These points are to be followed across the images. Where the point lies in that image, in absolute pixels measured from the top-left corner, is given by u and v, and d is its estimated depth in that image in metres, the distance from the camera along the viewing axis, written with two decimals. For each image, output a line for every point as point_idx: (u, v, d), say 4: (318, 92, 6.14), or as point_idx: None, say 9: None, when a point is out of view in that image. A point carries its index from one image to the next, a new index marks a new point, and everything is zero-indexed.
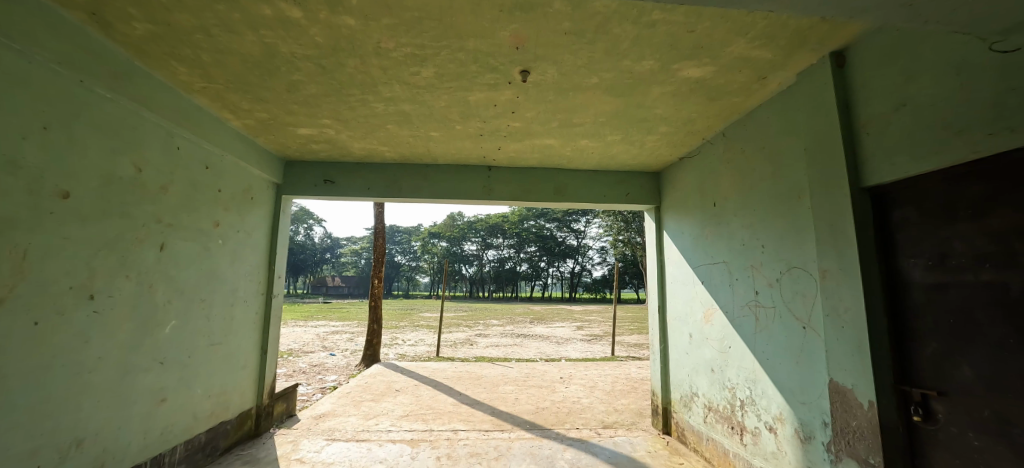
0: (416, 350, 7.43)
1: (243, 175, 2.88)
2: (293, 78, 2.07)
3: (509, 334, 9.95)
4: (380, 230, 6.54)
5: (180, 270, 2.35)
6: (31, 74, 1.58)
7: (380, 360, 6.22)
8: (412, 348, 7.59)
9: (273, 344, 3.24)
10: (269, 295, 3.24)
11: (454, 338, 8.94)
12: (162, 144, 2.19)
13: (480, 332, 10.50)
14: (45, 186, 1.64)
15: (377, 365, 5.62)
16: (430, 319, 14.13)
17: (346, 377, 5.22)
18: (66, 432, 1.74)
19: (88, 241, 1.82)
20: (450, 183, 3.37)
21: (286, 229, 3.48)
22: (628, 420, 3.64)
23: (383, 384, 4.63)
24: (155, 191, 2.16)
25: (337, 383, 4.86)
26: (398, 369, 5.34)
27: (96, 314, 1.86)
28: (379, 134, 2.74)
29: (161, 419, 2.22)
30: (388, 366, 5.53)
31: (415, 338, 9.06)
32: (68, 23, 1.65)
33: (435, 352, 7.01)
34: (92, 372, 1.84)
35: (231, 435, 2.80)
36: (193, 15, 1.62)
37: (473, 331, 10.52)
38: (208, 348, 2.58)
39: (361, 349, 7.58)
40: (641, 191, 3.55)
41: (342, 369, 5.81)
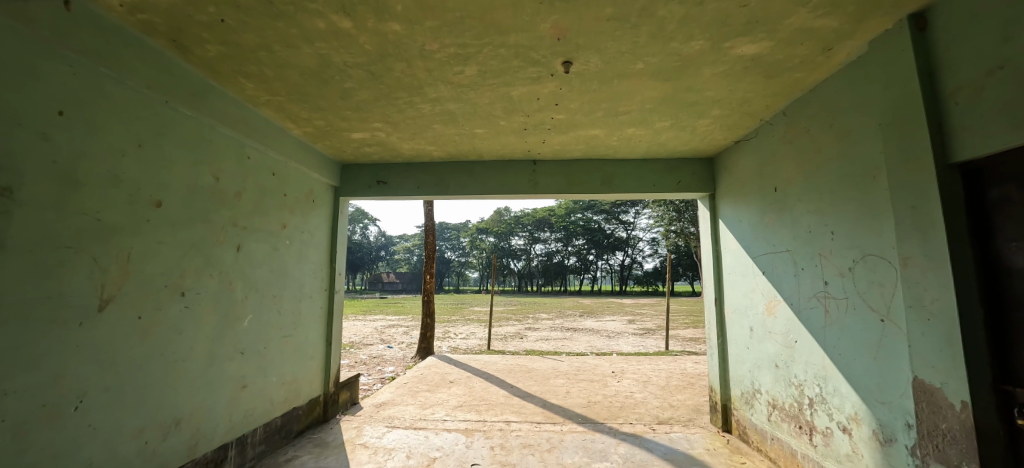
0: (467, 343, 7.63)
1: (305, 179, 3.09)
2: (345, 86, 2.18)
3: (559, 328, 9.93)
4: (430, 227, 6.76)
5: (254, 269, 2.57)
6: (128, 98, 1.79)
7: (434, 353, 6.45)
8: (463, 342, 7.81)
9: (336, 336, 3.46)
10: (331, 291, 3.46)
11: (504, 332, 9.08)
12: (235, 155, 2.41)
13: (529, 326, 10.59)
14: (141, 196, 1.86)
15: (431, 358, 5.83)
16: (479, 314, 14.42)
17: (403, 368, 5.47)
18: (167, 413, 1.97)
19: (178, 245, 2.04)
20: (497, 178, 3.42)
21: (345, 229, 3.69)
22: (684, 416, 3.52)
23: (437, 375, 4.81)
24: (232, 197, 2.38)
25: (395, 374, 5.11)
26: (451, 362, 5.52)
27: (186, 309, 2.08)
28: (426, 134, 2.83)
29: (244, 403, 2.46)
30: (441, 358, 5.74)
31: (466, 331, 9.32)
32: (155, 51, 1.86)
33: (486, 345, 7.16)
34: (186, 361, 2.08)
35: (303, 420, 3.04)
36: (256, 34, 1.75)
37: (522, 325, 10.63)
38: (280, 340, 2.81)
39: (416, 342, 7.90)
40: (693, 178, 3.40)
41: (399, 361, 6.10)
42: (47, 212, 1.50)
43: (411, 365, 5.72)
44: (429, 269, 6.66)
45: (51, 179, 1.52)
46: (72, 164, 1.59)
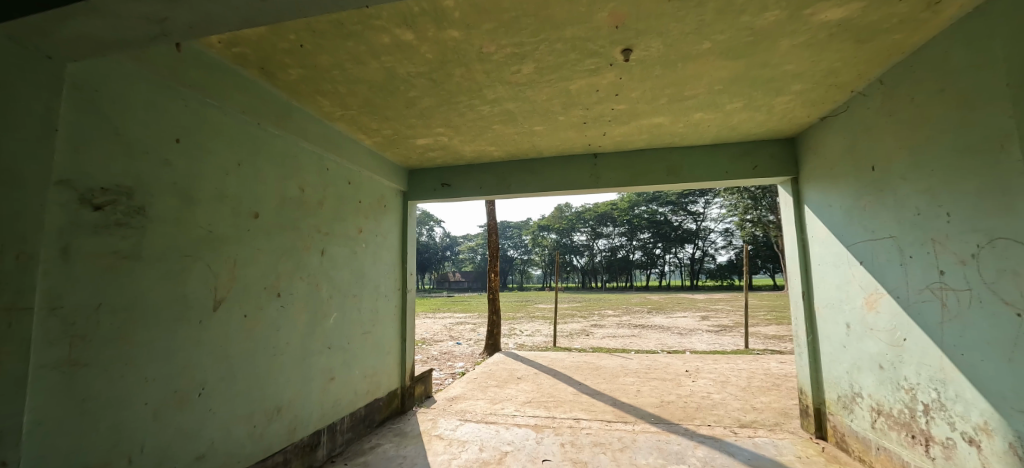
0: (533, 340, 7.69)
1: (377, 186, 3.30)
2: (409, 95, 2.29)
3: (626, 325, 9.66)
4: (493, 226, 6.89)
5: (337, 271, 2.80)
6: (228, 123, 2.03)
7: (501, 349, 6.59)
8: (529, 339, 7.88)
9: (410, 333, 3.66)
10: (404, 290, 3.67)
11: (569, 329, 9.02)
12: (316, 167, 2.63)
13: (595, 323, 10.41)
14: (242, 209, 2.10)
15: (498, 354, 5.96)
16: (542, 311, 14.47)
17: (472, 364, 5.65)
18: (270, 401, 2.21)
19: (273, 251, 2.28)
20: (558, 174, 3.40)
21: (414, 231, 3.88)
22: (770, 420, 3.26)
23: (505, 371, 4.90)
24: (315, 206, 2.61)
25: (465, 369, 5.29)
26: (518, 358, 5.60)
27: (282, 308, 2.32)
28: (486, 135, 2.89)
29: (333, 394, 2.69)
30: (509, 355, 5.85)
31: (531, 328, 9.40)
32: (248, 79, 2.09)
33: (551, 342, 7.16)
34: (283, 355, 2.31)
35: (383, 410, 3.26)
36: (329, 54, 1.90)
37: (588, 322, 10.48)
38: (361, 336, 3.03)
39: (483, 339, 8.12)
40: (771, 162, 3.12)
41: (468, 357, 6.31)
42: (169, 226, 1.75)
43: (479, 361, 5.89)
44: (493, 268, 6.80)
45: (171, 197, 1.76)
46: (187, 184, 1.83)
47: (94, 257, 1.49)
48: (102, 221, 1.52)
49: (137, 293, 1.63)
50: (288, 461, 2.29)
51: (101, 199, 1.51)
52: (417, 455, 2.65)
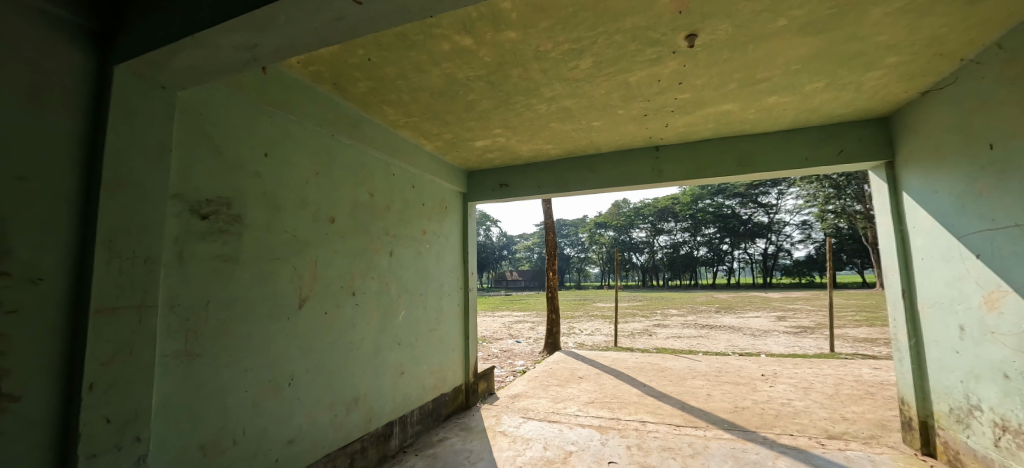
0: (593, 339, 7.57)
1: (439, 188, 3.42)
2: (468, 99, 2.35)
3: (691, 325, 9.19)
4: (550, 224, 6.87)
5: (404, 271, 2.94)
6: (307, 136, 2.21)
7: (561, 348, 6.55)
8: (589, 338, 7.77)
9: (473, 330, 3.76)
10: (466, 289, 3.77)
11: (630, 329, 8.77)
12: (384, 173, 2.78)
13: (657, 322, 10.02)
14: (320, 214, 2.27)
15: (558, 353, 5.95)
16: (600, 309, 14.20)
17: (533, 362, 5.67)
18: (349, 392, 2.38)
19: (348, 253, 2.44)
20: (617, 170, 3.31)
21: (474, 232, 3.98)
22: (864, 432, 2.93)
23: (566, 370, 4.88)
24: (384, 210, 2.76)
25: (525, 368, 5.33)
26: (578, 357, 5.55)
27: (356, 306, 2.48)
28: (543, 134, 2.88)
29: (403, 388, 2.84)
30: (569, 354, 5.81)
31: (591, 327, 9.27)
32: (323, 94, 2.26)
33: (612, 342, 7.01)
34: (359, 350, 2.48)
35: (449, 405, 3.38)
36: (394, 66, 2.00)
37: (650, 322, 10.11)
38: (427, 333, 3.16)
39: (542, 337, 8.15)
40: (861, 145, 2.81)
41: (528, 355, 6.36)
42: (260, 232, 1.94)
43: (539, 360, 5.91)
44: (551, 266, 6.78)
45: (262, 206, 1.95)
46: (274, 193, 2.02)
47: (202, 261, 1.69)
48: (208, 229, 1.72)
49: (236, 292, 1.82)
50: (365, 449, 2.45)
51: (206, 209, 1.72)
52: (483, 450, 2.72)
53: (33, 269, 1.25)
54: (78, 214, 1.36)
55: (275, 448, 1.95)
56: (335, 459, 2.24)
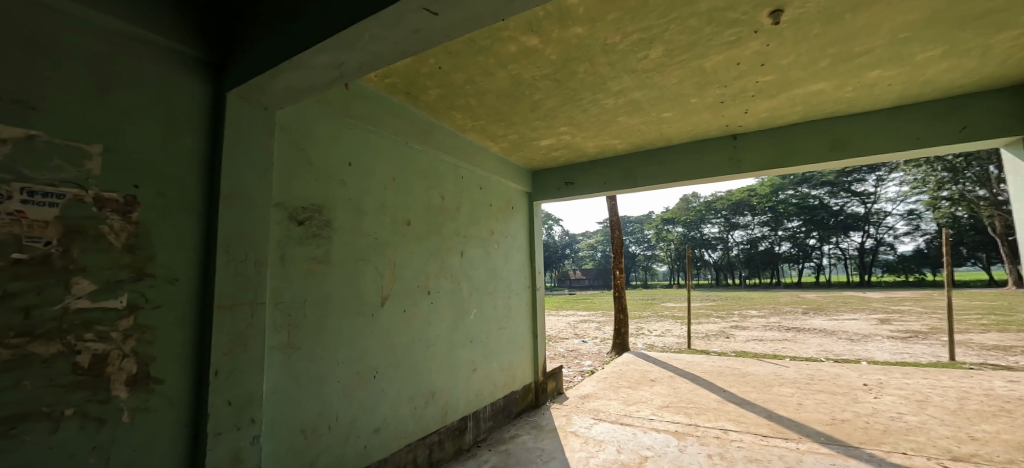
0: (664, 341, 7.26)
1: (505, 189, 3.48)
2: (534, 99, 2.36)
3: (775, 327, 8.45)
4: (615, 222, 6.70)
5: (474, 271, 3.02)
6: (385, 144, 2.35)
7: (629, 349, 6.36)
8: (659, 339, 7.46)
9: (541, 329, 3.77)
10: (534, 288, 3.79)
11: (704, 331, 8.27)
12: (454, 175, 2.88)
13: (734, 324, 9.35)
14: (398, 218, 2.41)
15: (626, 354, 5.79)
16: (669, 310, 13.55)
17: (601, 363, 5.57)
18: (426, 386, 2.50)
19: (423, 254, 2.56)
20: (691, 162, 3.14)
21: (540, 231, 3.99)
22: (1004, 456, 2.50)
23: (636, 372, 4.73)
24: (454, 212, 2.86)
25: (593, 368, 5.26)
26: (649, 359, 5.36)
27: (432, 304, 2.60)
28: (610, 129, 2.81)
29: (476, 384, 2.92)
30: (639, 355, 5.63)
31: (660, 328, 8.88)
32: (397, 104, 2.39)
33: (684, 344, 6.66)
34: (434, 346, 2.59)
35: (520, 402, 3.42)
36: (463, 71, 2.05)
37: (726, 323, 9.47)
38: (497, 331, 3.22)
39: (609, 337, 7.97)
40: (992, 119, 2.39)
41: (596, 355, 6.26)
42: (347, 235, 2.10)
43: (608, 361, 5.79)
44: (617, 265, 6.62)
45: (347, 211, 2.11)
46: (358, 199, 2.17)
47: (300, 262, 1.87)
48: (304, 234, 1.90)
49: (328, 291, 1.99)
50: (442, 441, 2.56)
51: (302, 216, 1.89)
52: (555, 449, 2.71)
53: (171, 271, 1.47)
54: (203, 224, 1.57)
55: (363, 436, 2.10)
56: (416, 449, 2.37)
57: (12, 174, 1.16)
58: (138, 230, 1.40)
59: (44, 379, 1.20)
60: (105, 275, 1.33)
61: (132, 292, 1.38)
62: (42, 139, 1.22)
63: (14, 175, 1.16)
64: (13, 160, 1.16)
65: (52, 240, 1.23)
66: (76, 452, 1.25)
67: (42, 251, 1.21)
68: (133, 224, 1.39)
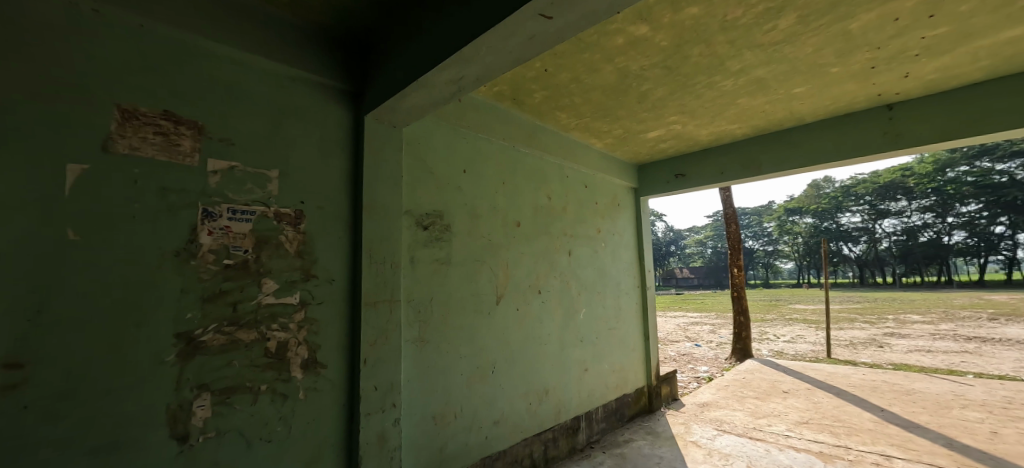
0: (795, 348, 6.41)
1: (610, 186, 3.41)
2: (642, 90, 2.26)
3: (951, 337, 6.86)
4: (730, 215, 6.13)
5: (582, 270, 3.01)
6: (494, 150, 2.46)
7: (752, 355, 5.77)
8: (790, 346, 6.61)
9: (652, 331, 3.62)
10: (643, 287, 3.64)
11: (848, 338, 7.09)
12: (559, 176, 2.90)
13: (890, 331, 7.84)
14: (509, 220, 2.50)
15: (750, 361, 5.25)
16: (796, 312, 11.92)
17: (719, 369, 5.14)
18: (540, 384, 2.56)
19: (532, 254, 2.63)
20: (830, 142, 2.74)
21: (648, 228, 3.82)
22: None
23: (764, 382, 4.26)
24: (561, 212, 2.88)
25: (710, 374, 4.87)
26: (778, 368, 4.79)
27: (542, 303, 2.65)
28: (728, 112, 2.59)
29: (587, 384, 2.91)
30: (765, 364, 5.07)
31: (790, 333, 7.85)
32: (504, 110, 2.48)
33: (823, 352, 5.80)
34: (546, 344, 2.63)
35: (632, 406, 3.34)
36: (569, 70, 2.05)
37: (877, 329, 8.00)
38: (607, 331, 3.16)
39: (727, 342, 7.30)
40: None
41: (712, 361, 5.79)
42: (465, 238, 2.25)
43: (727, 367, 5.31)
44: (735, 262, 6.04)
45: (464, 215, 2.26)
46: (473, 203, 2.31)
47: (426, 264, 2.06)
48: (429, 237, 2.09)
49: (451, 290, 2.15)
50: (556, 438, 2.60)
51: (427, 221, 2.08)
52: (674, 458, 2.56)
53: (329, 272, 1.72)
54: (351, 231, 1.80)
55: (484, 427, 2.23)
56: (532, 444, 2.44)
57: (221, 198, 1.48)
58: (305, 238, 1.67)
59: (247, 360, 1.50)
60: (284, 276, 1.60)
61: (302, 290, 1.65)
62: (239, 169, 1.53)
63: (223, 198, 1.48)
64: (221, 187, 1.48)
65: (249, 248, 1.53)
66: (269, 421, 1.53)
67: (242, 257, 1.51)
68: (301, 233, 1.66)
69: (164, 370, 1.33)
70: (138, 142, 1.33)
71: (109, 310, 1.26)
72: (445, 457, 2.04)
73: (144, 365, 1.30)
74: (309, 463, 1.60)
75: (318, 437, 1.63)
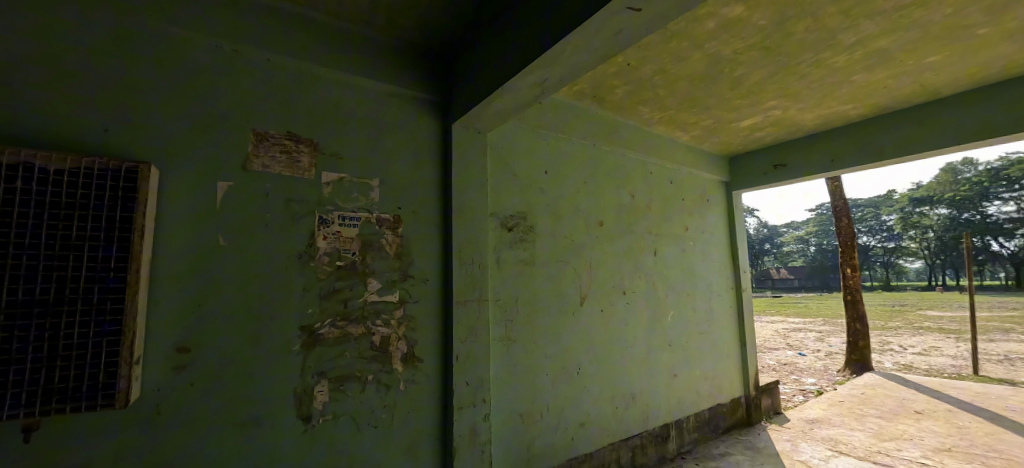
0: (930, 361, 5.47)
1: (698, 180, 3.21)
2: (735, 75, 2.09)
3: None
4: (841, 207, 5.42)
5: (669, 270, 2.87)
6: (575, 149, 2.44)
7: (872, 368, 5.04)
8: (922, 359, 5.65)
9: (750, 336, 3.34)
10: (738, 289, 3.37)
11: (1005, 352, 5.87)
12: (643, 172, 2.79)
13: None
14: (592, 219, 2.47)
15: (869, 375, 4.59)
16: (928, 319, 10.15)
17: (831, 382, 4.56)
18: (626, 388, 2.50)
19: (617, 254, 2.56)
20: (979, 117, 2.29)
21: (743, 224, 3.52)
22: None
23: (890, 400, 3.70)
24: (645, 210, 2.77)
25: (820, 387, 4.34)
26: (908, 385, 4.12)
27: (628, 304, 2.57)
28: (841, 91, 2.30)
29: (677, 391, 2.78)
30: (890, 379, 4.40)
31: (922, 344, 6.71)
32: (583, 108, 2.46)
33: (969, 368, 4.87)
34: (632, 347, 2.56)
35: (728, 418, 3.12)
36: (654, 62, 1.97)
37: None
38: (698, 336, 2.98)
39: (838, 352, 6.46)
40: None
41: (820, 372, 5.17)
42: (548, 238, 2.27)
43: (840, 381, 4.70)
44: (847, 261, 5.33)
45: (546, 216, 2.28)
46: (556, 204, 2.32)
47: (512, 264, 2.11)
48: (514, 238, 2.14)
49: (536, 290, 2.18)
50: (644, 445, 2.53)
51: (511, 223, 2.14)
52: None
53: (423, 272, 1.84)
54: (442, 234, 1.91)
55: (571, 428, 2.23)
56: (619, 449, 2.40)
57: (334, 206, 1.65)
58: (402, 241, 1.80)
59: (356, 352, 1.65)
60: (385, 276, 1.75)
61: (401, 289, 1.78)
62: (347, 179, 1.70)
63: (335, 206, 1.65)
64: (333, 196, 1.66)
65: (356, 251, 1.69)
66: (375, 408, 1.67)
67: (351, 259, 1.68)
68: (399, 237, 1.80)
69: (292, 358, 1.52)
70: (268, 160, 1.54)
71: (250, 304, 1.47)
72: (533, 455, 2.08)
73: (276, 352, 1.50)
74: (409, 450, 1.72)
75: (417, 427, 1.75)
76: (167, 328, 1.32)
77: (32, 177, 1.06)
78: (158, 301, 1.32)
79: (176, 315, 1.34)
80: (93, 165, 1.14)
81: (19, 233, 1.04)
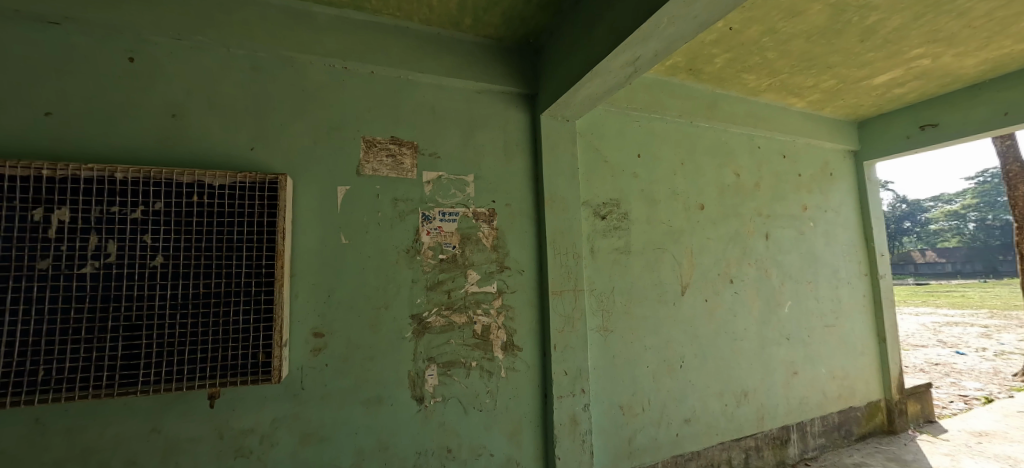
0: None
1: (818, 152, 2.82)
2: (867, 24, 1.78)
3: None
4: (1016, 172, 4.38)
5: (786, 255, 2.57)
6: (669, 129, 2.30)
7: None
8: None
9: (890, 331, 2.87)
10: (875, 276, 2.90)
11: None
12: (749, 147, 2.54)
13: None
14: (691, 203, 2.31)
15: None
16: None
17: (1006, 388, 3.71)
18: (737, 385, 2.31)
19: (721, 238, 2.36)
20: None
21: (878, 199, 3.02)
22: None
23: None
24: (753, 189, 2.51)
25: (990, 394, 3.56)
26: None
27: (736, 294, 2.37)
28: (1019, 25, 1.83)
29: (797, 390, 2.49)
30: None
31: None
32: (677, 84, 2.30)
33: None
34: (741, 340, 2.35)
35: (863, 423, 2.73)
36: (761, 22, 1.75)
37: None
38: (822, 329, 2.64)
39: (1015, 352, 5.24)
40: None
41: (990, 375, 4.24)
42: (644, 225, 2.17)
43: (1019, 386, 3.80)
44: None
45: (641, 202, 2.18)
46: (651, 188, 2.21)
47: (606, 253, 2.06)
48: (607, 226, 2.09)
49: (632, 279, 2.11)
50: (759, 447, 2.33)
51: (604, 211, 2.08)
52: None
53: (519, 264, 1.87)
54: (535, 225, 1.93)
55: (676, 424, 2.12)
56: (730, 449, 2.24)
57: (434, 203, 1.76)
58: (498, 234, 1.85)
59: (460, 339, 1.75)
60: (483, 268, 1.81)
61: (499, 280, 1.83)
62: (445, 177, 1.79)
63: (435, 203, 1.76)
64: (434, 193, 1.77)
65: (456, 244, 1.78)
66: (480, 393, 1.75)
67: (452, 252, 1.77)
68: (494, 229, 1.85)
69: (405, 343, 1.66)
70: (377, 164, 1.69)
71: (368, 295, 1.62)
72: (635, 448, 2.02)
73: (391, 338, 1.64)
74: (512, 436, 1.78)
75: (518, 412, 1.80)
76: (306, 315, 1.52)
77: (204, 192, 1.28)
78: (298, 292, 1.52)
79: (312, 305, 1.54)
80: (245, 179, 1.34)
81: (198, 236, 1.26)
